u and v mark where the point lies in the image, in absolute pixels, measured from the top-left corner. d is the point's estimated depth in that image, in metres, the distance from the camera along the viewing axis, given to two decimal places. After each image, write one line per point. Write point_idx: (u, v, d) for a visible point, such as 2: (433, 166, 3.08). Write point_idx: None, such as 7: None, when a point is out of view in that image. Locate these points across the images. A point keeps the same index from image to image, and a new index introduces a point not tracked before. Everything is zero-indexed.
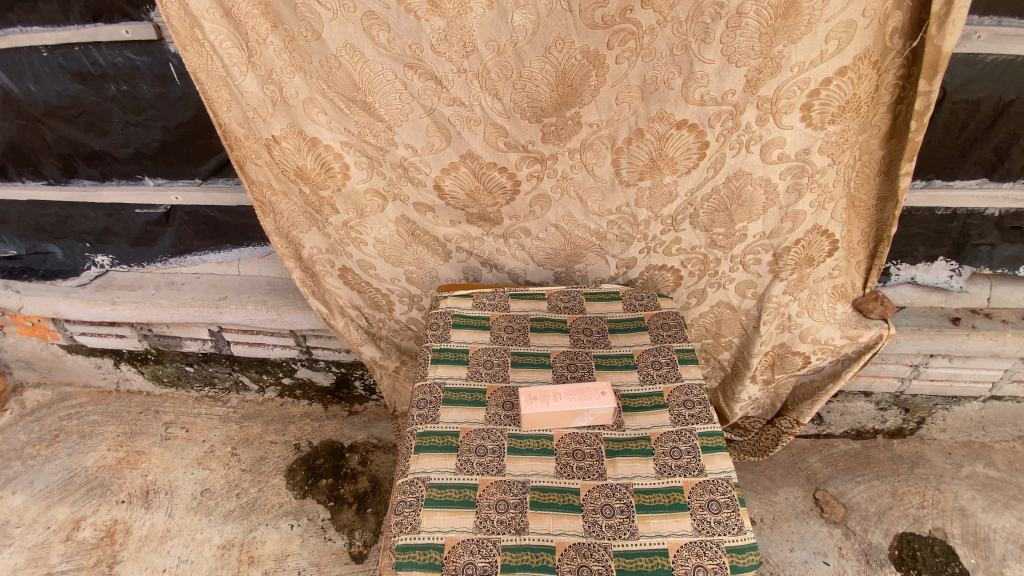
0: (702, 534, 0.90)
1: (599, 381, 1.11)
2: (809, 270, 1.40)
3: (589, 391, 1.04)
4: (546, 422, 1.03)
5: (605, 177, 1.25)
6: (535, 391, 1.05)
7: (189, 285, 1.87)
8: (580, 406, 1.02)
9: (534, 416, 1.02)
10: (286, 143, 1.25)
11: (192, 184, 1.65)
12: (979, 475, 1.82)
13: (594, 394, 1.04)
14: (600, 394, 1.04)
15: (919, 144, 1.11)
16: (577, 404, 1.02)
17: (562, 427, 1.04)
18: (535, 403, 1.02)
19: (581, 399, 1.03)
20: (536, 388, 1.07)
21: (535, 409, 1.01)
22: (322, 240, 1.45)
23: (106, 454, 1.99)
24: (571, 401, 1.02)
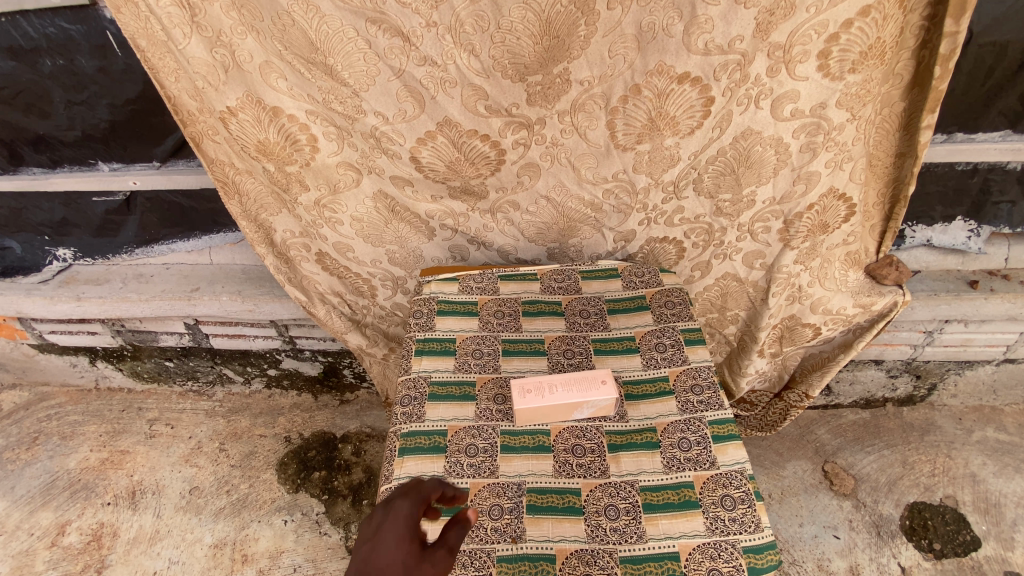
0: (716, 534, 0.82)
1: (599, 369, 1.01)
2: (822, 237, 1.30)
3: (591, 381, 0.95)
4: (543, 416, 0.94)
5: (599, 141, 1.12)
6: (527, 384, 0.96)
7: (158, 276, 1.75)
8: (579, 398, 0.92)
9: (527, 412, 0.93)
10: (242, 114, 1.11)
11: (150, 167, 1.52)
12: (989, 439, 1.76)
13: (597, 384, 0.94)
14: (601, 383, 0.95)
15: (943, 92, 0.99)
16: (575, 396, 0.92)
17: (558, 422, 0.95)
18: (528, 397, 0.93)
19: (581, 391, 0.93)
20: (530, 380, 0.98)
21: (528, 404, 0.92)
22: (294, 223, 1.34)
23: (89, 455, 1.92)
24: (567, 393, 0.93)
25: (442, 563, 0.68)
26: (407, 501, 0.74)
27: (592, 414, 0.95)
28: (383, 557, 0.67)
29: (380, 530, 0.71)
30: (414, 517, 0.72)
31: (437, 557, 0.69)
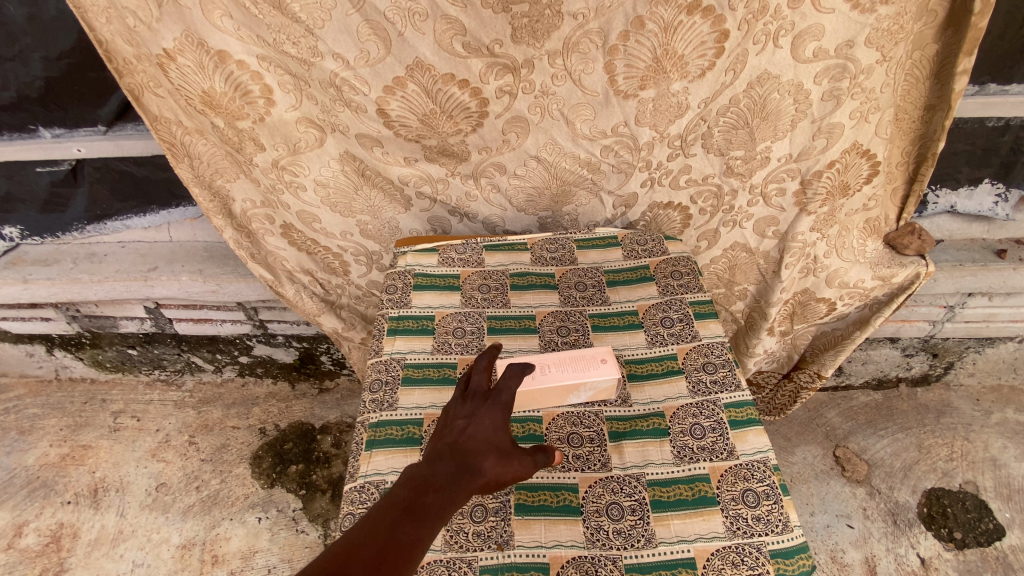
0: (737, 536, 0.70)
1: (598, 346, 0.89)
2: (841, 201, 1.18)
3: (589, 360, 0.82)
4: (533, 402, 0.81)
5: (595, 88, 0.98)
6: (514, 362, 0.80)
7: (113, 256, 1.60)
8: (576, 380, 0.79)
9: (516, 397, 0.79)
10: (182, 59, 0.96)
11: (95, 132, 1.37)
12: (1009, 421, 1.66)
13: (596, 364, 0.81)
14: (600, 361, 0.81)
15: (983, 31, 0.89)
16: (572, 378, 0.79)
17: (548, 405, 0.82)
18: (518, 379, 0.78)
19: (577, 372, 0.80)
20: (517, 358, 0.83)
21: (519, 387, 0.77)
22: (254, 190, 1.19)
23: (48, 451, 1.78)
24: (562, 375, 0.79)
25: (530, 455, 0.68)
26: (504, 387, 0.70)
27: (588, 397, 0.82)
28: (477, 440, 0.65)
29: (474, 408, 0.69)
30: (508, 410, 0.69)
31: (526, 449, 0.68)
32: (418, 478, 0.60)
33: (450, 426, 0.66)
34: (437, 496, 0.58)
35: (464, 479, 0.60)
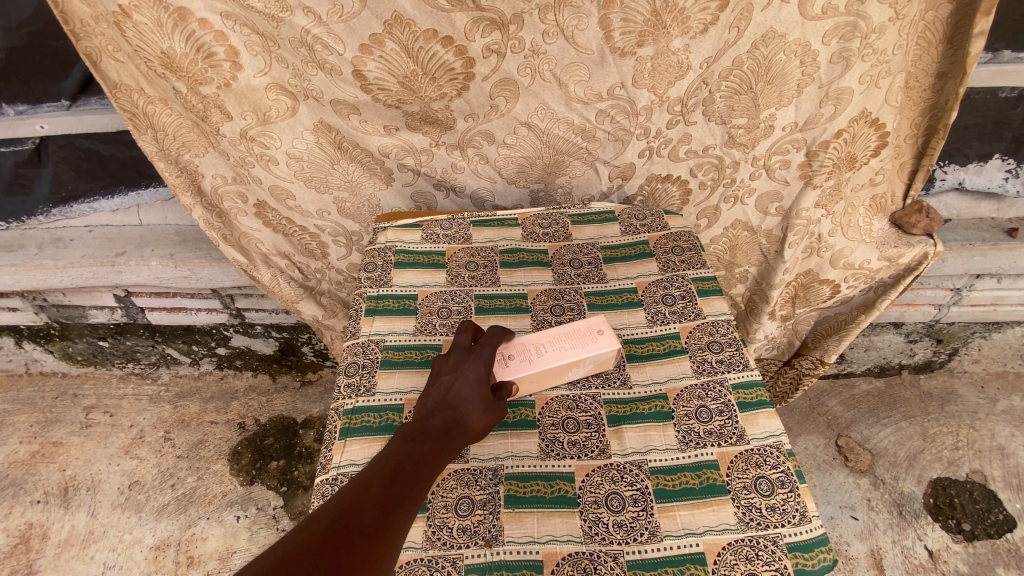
0: (750, 528, 0.63)
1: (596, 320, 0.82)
2: (848, 174, 1.12)
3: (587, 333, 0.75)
4: (530, 386, 0.74)
5: (590, 46, 0.90)
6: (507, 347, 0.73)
7: (79, 241, 1.51)
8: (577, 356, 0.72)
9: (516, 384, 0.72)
10: (138, 16, 0.88)
11: (59, 107, 1.28)
12: (1016, 409, 1.61)
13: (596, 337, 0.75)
14: (597, 334, 0.74)
15: None
16: (573, 355, 0.72)
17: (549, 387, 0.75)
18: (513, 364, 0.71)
19: (576, 345, 0.73)
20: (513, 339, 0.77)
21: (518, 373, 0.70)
22: (224, 164, 1.11)
23: (16, 449, 1.68)
24: (563, 352, 0.72)
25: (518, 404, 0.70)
26: (488, 343, 0.71)
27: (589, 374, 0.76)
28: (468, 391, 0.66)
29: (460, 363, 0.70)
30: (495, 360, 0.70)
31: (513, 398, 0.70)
32: (412, 431, 0.61)
33: (437, 383, 0.67)
34: (434, 446, 0.60)
35: (457, 431, 0.62)
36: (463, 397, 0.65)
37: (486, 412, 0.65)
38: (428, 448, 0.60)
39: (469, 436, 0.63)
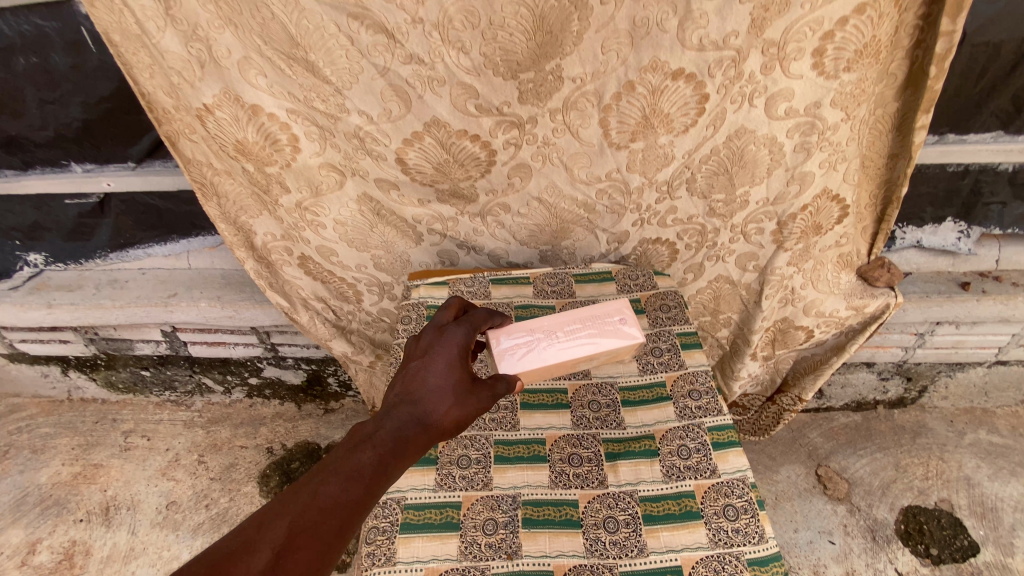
0: (719, 546, 0.79)
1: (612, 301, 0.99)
2: (816, 239, 1.29)
3: (605, 320, 0.96)
4: (541, 371, 0.92)
5: (592, 140, 1.09)
6: (518, 336, 0.92)
7: (134, 282, 1.69)
8: (592, 346, 0.92)
9: (528, 375, 0.90)
10: (219, 112, 1.07)
11: (124, 167, 1.46)
12: (982, 442, 1.75)
13: (615, 325, 0.95)
14: (611, 331, 0.94)
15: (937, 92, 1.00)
16: (590, 346, 0.92)
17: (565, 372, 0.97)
18: (525, 356, 0.90)
19: (593, 335, 0.93)
20: (536, 325, 0.94)
21: (529, 365, 0.89)
22: (276, 225, 1.28)
23: (61, 470, 1.83)
24: (582, 345, 0.92)
25: (487, 397, 0.80)
26: (453, 335, 0.85)
27: (604, 359, 0.98)
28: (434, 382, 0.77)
29: (431, 358, 0.81)
30: (459, 353, 0.82)
31: (482, 391, 0.80)
32: (380, 421, 0.71)
33: (410, 373, 0.78)
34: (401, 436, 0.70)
35: (427, 421, 0.72)
36: (431, 390, 0.76)
37: (451, 406, 0.75)
38: (386, 444, 0.68)
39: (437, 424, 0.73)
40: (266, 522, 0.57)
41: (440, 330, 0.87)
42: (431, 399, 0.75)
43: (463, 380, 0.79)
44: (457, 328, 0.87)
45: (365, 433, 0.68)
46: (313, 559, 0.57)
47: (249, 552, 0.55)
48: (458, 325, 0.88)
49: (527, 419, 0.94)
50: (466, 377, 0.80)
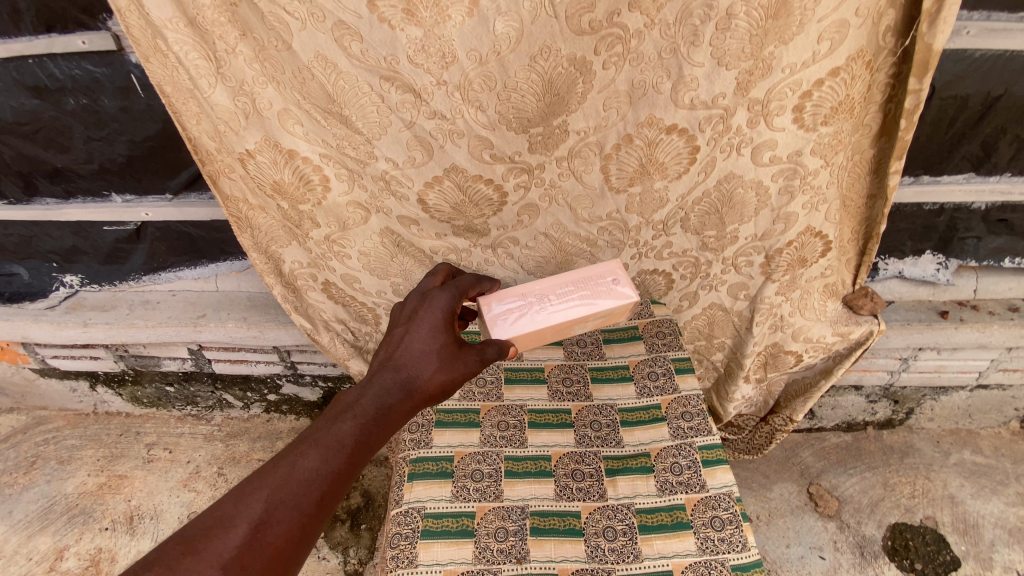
0: (706, 553, 0.88)
1: (607, 265, 1.09)
2: (802, 271, 1.38)
3: (595, 283, 1.05)
4: (540, 332, 1.01)
5: (594, 184, 1.21)
6: (511, 304, 1.02)
7: (165, 303, 1.81)
8: (584, 306, 1.01)
9: (522, 339, 0.99)
10: (260, 157, 1.18)
11: (162, 199, 1.57)
12: (966, 462, 1.83)
13: (605, 287, 1.04)
14: (604, 290, 1.03)
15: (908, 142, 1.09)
16: (581, 306, 1.01)
17: (566, 335, 1.07)
18: (520, 318, 1.00)
19: (585, 295, 1.03)
20: (533, 291, 1.05)
21: (523, 328, 0.99)
22: (303, 254, 1.40)
23: (86, 480, 1.92)
24: (574, 306, 1.01)
25: (467, 363, 0.89)
26: (436, 304, 0.97)
27: (602, 320, 1.07)
28: (416, 350, 0.88)
29: (413, 329, 0.91)
30: (441, 321, 0.93)
31: (461, 357, 0.90)
32: (366, 389, 0.82)
33: (397, 340, 0.89)
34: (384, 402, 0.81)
35: (411, 384, 0.84)
36: (416, 354, 0.87)
37: (435, 370, 0.86)
38: (370, 411, 0.78)
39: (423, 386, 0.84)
40: (250, 491, 0.69)
41: (424, 303, 0.97)
42: (410, 369, 0.85)
43: (441, 351, 0.89)
44: (437, 301, 0.97)
45: (349, 401, 0.79)
46: (291, 521, 0.68)
47: (231, 520, 0.66)
48: (439, 299, 0.97)
49: (535, 437, 1.03)
50: (444, 347, 0.89)
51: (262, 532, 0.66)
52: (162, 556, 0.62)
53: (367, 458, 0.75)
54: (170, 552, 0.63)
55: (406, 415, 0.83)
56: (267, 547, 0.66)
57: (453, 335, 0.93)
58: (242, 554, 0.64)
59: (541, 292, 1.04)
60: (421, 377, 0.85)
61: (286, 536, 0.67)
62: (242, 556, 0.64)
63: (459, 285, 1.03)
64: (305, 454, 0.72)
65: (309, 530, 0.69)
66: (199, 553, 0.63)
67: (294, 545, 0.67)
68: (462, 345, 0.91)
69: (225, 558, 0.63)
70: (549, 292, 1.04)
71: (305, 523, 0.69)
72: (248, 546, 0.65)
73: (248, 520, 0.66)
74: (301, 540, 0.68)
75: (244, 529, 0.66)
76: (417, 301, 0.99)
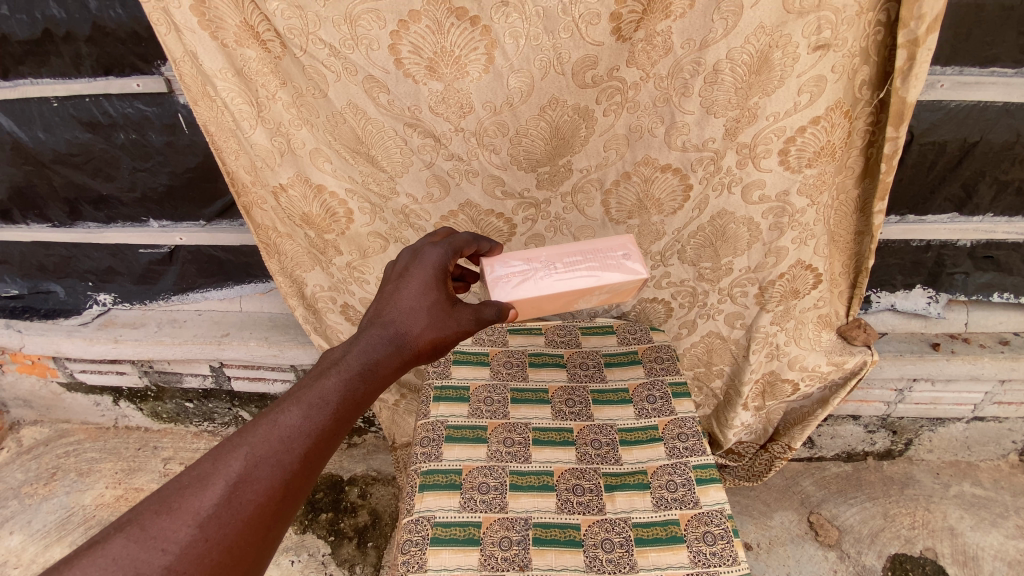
0: (698, 566, 0.94)
1: (618, 239, 1.08)
2: (795, 302, 1.43)
3: (605, 256, 1.04)
4: (542, 300, 1.01)
5: (596, 216, 1.36)
6: (515, 267, 1.02)
7: (191, 322, 1.91)
8: (590, 278, 1.01)
9: (520, 305, 0.99)
10: (292, 190, 1.30)
11: (196, 225, 1.69)
12: (966, 494, 1.85)
13: (614, 260, 1.04)
14: (612, 265, 1.03)
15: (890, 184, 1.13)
16: (588, 277, 1.01)
17: (569, 304, 1.07)
18: (523, 282, 1.00)
19: (593, 267, 1.02)
20: (539, 258, 1.04)
21: (525, 292, 0.99)
22: (325, 278, 1.50)
23: (104, 492, 1.99)
24: (582, 277, 1.01)
25: (460, 320, 0.89)
26: (428, 259, 0.94)
27: (608, 295, 1.07)
28: (405, 309, 0.86)
29: (403, 286, 0.90)
30: (432, 279, 0.91)
31: (453, 315, 0.89)
32: (353, 346, 0.80)
33: (387, 297, 0.88)
34: (371, 359, 0.79)
35: (400, 342, 0.83)
36: (406, 313, 0.86)
37: (424, 327, 0.86)
38: (355, 368, 0.77)
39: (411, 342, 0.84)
40: (228, 450, 0.67)
41: (415, 258, 0.94)
42: (399, 325, 0.84)
43: (432, 309, 0.88)
44: (428, 256, 0.94)
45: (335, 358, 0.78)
46: (272, 478, 0.66)
47: (208, 478, 0.64)
48: (430, 254, 0.94)
49: (538, 453, 1.10)
50: (435, 305, 0.88)
51: (241, 489, 0.65)
52: (133, 517, 0.61)
53: (353, 413, 0.74)
54: (142, 513, 0.61)
55: (396, 371, 0.82)
56: (248, 505, 0.64)
57: (446, 292, 0.91)
58: (220, 512, 0.63)
59: (548, 258, 1.03)
60: (409, 336, 0.84)
61: (267, 494, 0.66)
62: (220, 514, 0.63)
63: (454, 239, 0.99)
64: (288, 411, 0.70)
65: (292, 486, 0.68)
66: (172, 512, 0.61)
67: (276, 502, 0.66)
68: (454, 304, 0.90)
69: (202, 516, 0.62)
70: (556, 259, 1.03)
71: (288, 480, 0.68)
72: (225, 505, 0.63)
73: (226, 478, 0.65)
74: (284, 496, 0.67)
75: (221, 487, 0.64)
76: (408, 256, 0.96)
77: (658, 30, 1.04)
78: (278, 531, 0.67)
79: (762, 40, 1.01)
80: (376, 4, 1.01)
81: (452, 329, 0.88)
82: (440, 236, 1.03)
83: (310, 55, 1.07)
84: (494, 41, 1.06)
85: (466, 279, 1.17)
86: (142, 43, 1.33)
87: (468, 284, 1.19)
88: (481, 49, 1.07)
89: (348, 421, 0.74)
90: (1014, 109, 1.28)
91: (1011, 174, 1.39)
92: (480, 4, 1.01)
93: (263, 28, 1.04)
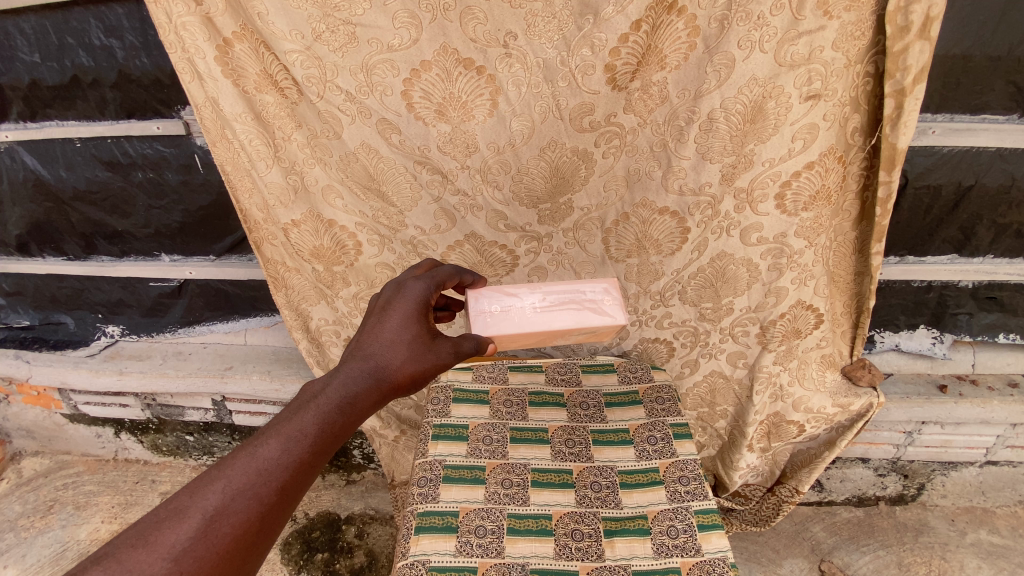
0: None
1: (605, 281, 1.08)
2: (797, 342, 1.43)
3: (587, 297, 1.05)
4: (522, 338, 1.03)
5: (596, 253, 1.38)
6: (497, 301, 1.04)
7: (196, 355, 1.93)
8: (570, 319, 1.02)
9: (500, 339, 1.01)
10: (302, 227, 1.34)
11: (205, 260, 1.73)
12: (983, 542, 1.78)
13: (595, 302, 1.05)
14: (595, 307, 1.04)
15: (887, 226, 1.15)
16: (568, 318, 1.02)
17: (549, 341, 1.08)
18: (504, 318, 1.02)
19: (574, 309, 1.03)
20: (523, 293, 1.06)
21: (504, 328, 1.01)
22: (329, 312, 1.53)
23: (100, 526, 1.96)
24: (562, 318, 1.02)
25: (439, 354, 0.90)
26: (411, 292, 0.95)
27: (588, 335, 1.07)
28: (386, 341, 0.87)
29: (384, 319, 0.91)
30: (413, 313, 0.92)
31: (433, 348, 0.90)
32: (335, 378, 0.81)
33: (369, 330, 0.89)
34: (350, 393, 0.80)
35: (379, 376, 0.84)
36: (386, 346, 0.87)
37: (405, 361, 0.86)
38: (335, 401, 0.78)
39: (391, 375, 0.85)
40: (206, 483, 0.67)
41: (398, 291, 0.96)
42: (379, 358, 0.85)
43: (412, 342, 0.89)
44: (411, 290, 0.96)
45: (315, 391, 0.78)
46: (249, 512, 0.66)
47: (185, 511, 0.64)
48: (413, 287, 0.96)
49: (537, 496, 1.09)
50: (416, 338, 0.89)
51: (217, 523, 0.64)
52: (109, 551, 0.60)
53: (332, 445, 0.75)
54: (118, 548, 0.61)
55: (375, 405, 0.82)
56: (223, 538, 0.64)
57: (427, 325, 0.93)
58: (195, 546, 0.62)
59: (531, 296, 1.05)
60: (390, 370, 0.85)
61: (244, 527, 0.66)
62: (195, 548, 0.62)
63: (437, 273, 1.01)
64: (266, 444, 0.71)
65: (267, 519, 0.68)
66: (147, 546, 0.61)
67: (252, 536, 0.66)
68: (436, 338, 0.91)
69: (177, 550, 0.62)
70: (538, 297, 1.05)
71: (263, 514, 0.68)
72: (200, 539, 0.63)
73: (203, 511, 0.65)
74: (259, 530, 0.66)
75: (198, 520, 0.64)
76: (391, 290, 0.98)
77: (654, 80, 1.08)
78: (253, 565, 0.67)
79: (756, 91, 1.05)
80: (390, 55, 1.06)
81: (432, 364, 0.89)
82: (423, 270, 1.05)
83: (326, 100, 1.12)
84: (498, 89, 1.10)
85: (450, 308, 1.19)
86: (164, 89, 1.40)
87: (453, 312, 1.20)
88: (486, 95, 1.11)
89: (326, 453, 0.75)
90: (1007, 154, 1.30)
91: (1009, 218, 1.40)
92: (486, 56, 1.06)
93: (281, 77, 1.10)
